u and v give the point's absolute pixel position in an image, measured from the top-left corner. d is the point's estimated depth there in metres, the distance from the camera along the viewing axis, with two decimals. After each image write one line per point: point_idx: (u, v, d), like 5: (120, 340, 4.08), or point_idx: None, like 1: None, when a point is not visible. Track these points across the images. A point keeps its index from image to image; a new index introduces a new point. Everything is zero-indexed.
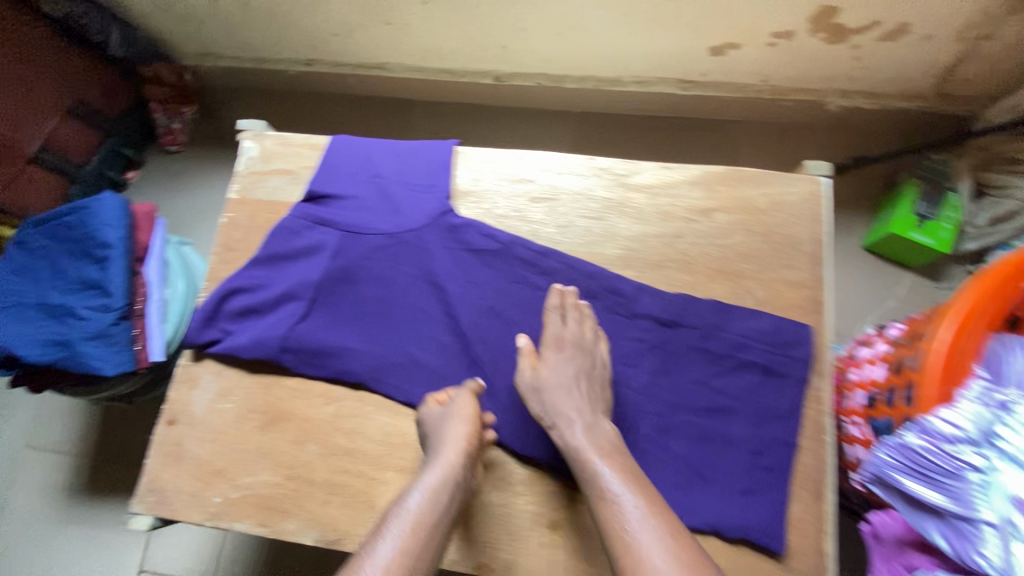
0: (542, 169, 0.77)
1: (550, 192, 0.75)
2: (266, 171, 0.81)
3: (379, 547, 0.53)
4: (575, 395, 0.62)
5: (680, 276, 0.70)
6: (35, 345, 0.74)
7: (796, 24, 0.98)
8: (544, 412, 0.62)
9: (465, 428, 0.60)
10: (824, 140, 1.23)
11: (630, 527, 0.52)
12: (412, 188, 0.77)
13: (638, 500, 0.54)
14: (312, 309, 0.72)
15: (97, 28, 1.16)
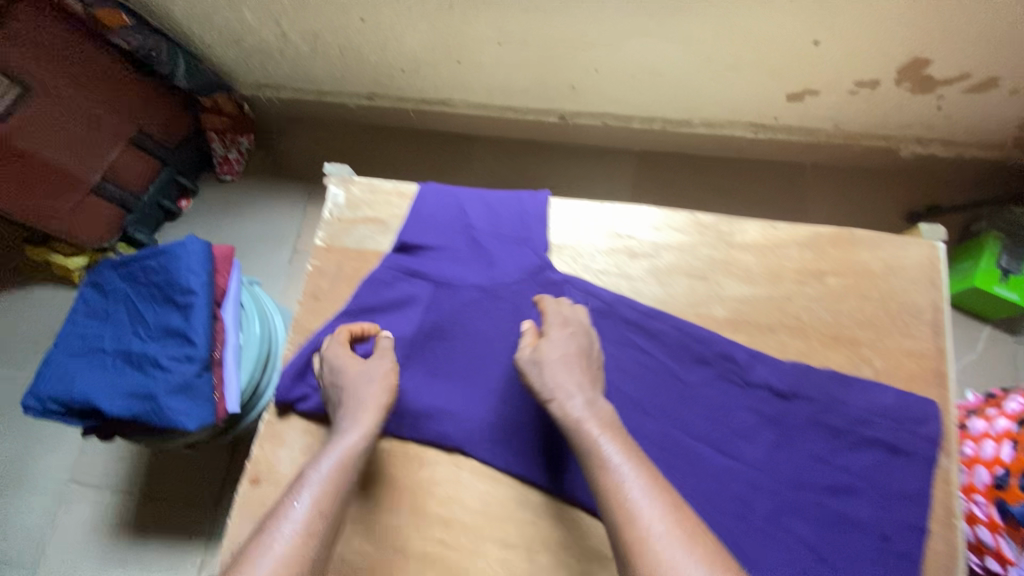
0: (639, 224, 0.74)
1: (650, 248, 0.72)
2: (355, 219, 0.79)
3: (300, 494, 0.56)
4: (575, 372, 0.61)
5: (793, 342, 0.67)
6: (117, 397, 0.71)
7: (883, 73, 0.96)
8: (544, 386, 0.61)
9: (383, 387, 0.64)
10: (894, 185, 1.20)
11: (632, 499, 0.52)
12: (505, 241, 0.75)
13: (640, 476, 0.54)
14: (404, 366, 0.70)
15: (165, 59, 1.13)
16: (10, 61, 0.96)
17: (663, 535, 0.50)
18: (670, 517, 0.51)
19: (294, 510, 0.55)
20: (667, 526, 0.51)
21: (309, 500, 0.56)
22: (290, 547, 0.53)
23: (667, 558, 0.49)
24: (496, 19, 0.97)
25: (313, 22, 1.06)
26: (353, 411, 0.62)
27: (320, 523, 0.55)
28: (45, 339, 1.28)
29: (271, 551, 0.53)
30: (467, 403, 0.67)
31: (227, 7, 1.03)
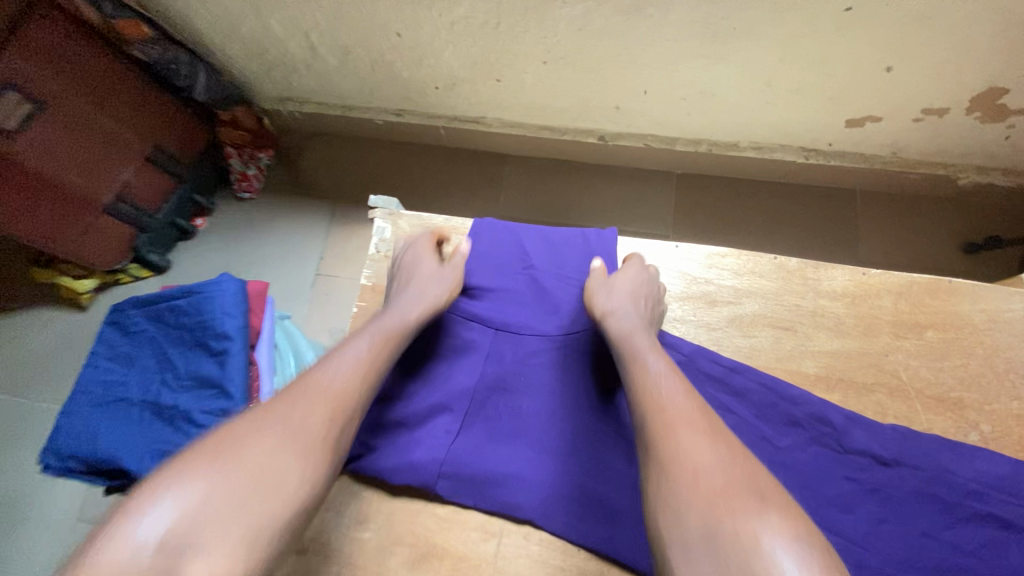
0: (717, 267, 0.69)
1: (733, 296, 0.67)
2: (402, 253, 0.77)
3: (360, 341, 0.59)
4: (640, 304, 0.63)
5: (893, 403, 0.62)
6: (145, 455, 0.66)
7: (953, 102, 0.91)
8: (603, 301, 0.63)
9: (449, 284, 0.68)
10: (946, 214, 1.16)
11: (656, 388, 0.53)
12: (570, 283, 0.71)
13: (671, 377, 0.54)
14: (465, 423, 0.63)
15: (185, 72, 1.06)
16: (26, 76, 0.89)
17: (682, 414, 0.50)
18: (692, 409, 0.51)
19: (352, 349, 0.58)
20: (688, 412, 0.51)
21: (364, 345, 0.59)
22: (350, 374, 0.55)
23: (682, 437, 0.48)
24: (546, 36, 0.90)
25: (345, 36, 0.98)
26: (416, 295, 0.65)
27: (376, 369, 0.57)
28: (51, 365, 1.20)
29: (327, 375, 0.54)
30: (538, 468, 0.60)
31: (254, 17, 0.96)
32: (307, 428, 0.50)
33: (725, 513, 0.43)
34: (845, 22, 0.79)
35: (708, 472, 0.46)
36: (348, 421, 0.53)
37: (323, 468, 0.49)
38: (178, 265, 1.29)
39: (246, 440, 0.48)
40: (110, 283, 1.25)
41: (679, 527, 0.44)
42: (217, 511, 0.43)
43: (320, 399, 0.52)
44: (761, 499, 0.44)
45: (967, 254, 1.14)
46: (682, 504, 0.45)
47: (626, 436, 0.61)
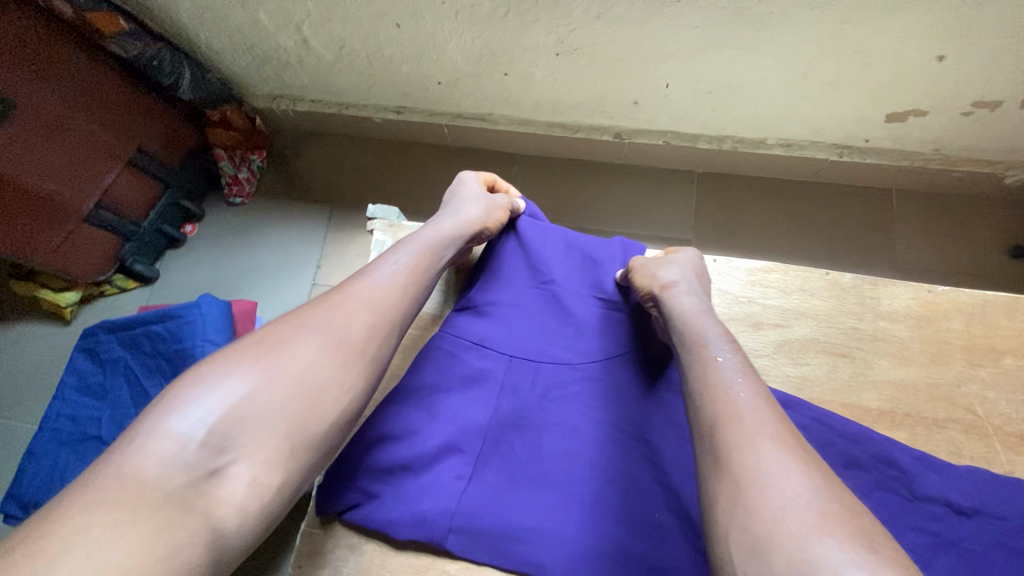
0: (765, 287, 0.66)
1: (782, 317, 0.64)
2: None
3: (404, 256, 0.57)
4: (693, 282, 0.60)
5: (968, 441, 0.56)
6: None
7: (1008, 94, 0.83)
8: (660, 277, 0.59)
9: (505, 208, 0.69)
10: (990, 216, 1.08)
11: (726, 386, 0.45)
12: (589, 299, 0.65)
13: (745, 377, 0.46)
14: (478, 466, 0.56)
15: (168, 69, 0.98)
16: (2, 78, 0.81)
17: (760, 420, 0.42)
18: (765, 410, 0.43)
19: (392, 260, 0.56)
20: (764, 417, 0.42)
21: (407, 261, 0.57)
22: (390, 285, 0.54)
23: (763, 454, 0.40)
24: (560, 25, 0.82)
25: (339, 28, 0.90)
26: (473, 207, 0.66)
27: (419, 288, 0.56)
28: (29, 383, 1.13)
29: (369, 284, 0.53)
30: (562, 519, 0.52)
31: (240, 9, 0.88)
32: (352, 338, 0.48)
33: (819, 557, 0.34)
34: (895, 5, 0.70)
35: (796, 500, 0.37)
36: (393, 336, 0.51)
37: (369, 380, 0.48)
38: (168, 275, 1.22)
39: (289, 343, 0.46)
40: (95, 295, 1.18)
41: (757, 564, 0.35)
42: (264, 413, 0.42)
43: (365, 312, 0.50)
44: (869, 543, 0.34)
45: (1015, 259, 1.06)
46: (762, 539, 0.36)
47: (664, 482, 0.53)
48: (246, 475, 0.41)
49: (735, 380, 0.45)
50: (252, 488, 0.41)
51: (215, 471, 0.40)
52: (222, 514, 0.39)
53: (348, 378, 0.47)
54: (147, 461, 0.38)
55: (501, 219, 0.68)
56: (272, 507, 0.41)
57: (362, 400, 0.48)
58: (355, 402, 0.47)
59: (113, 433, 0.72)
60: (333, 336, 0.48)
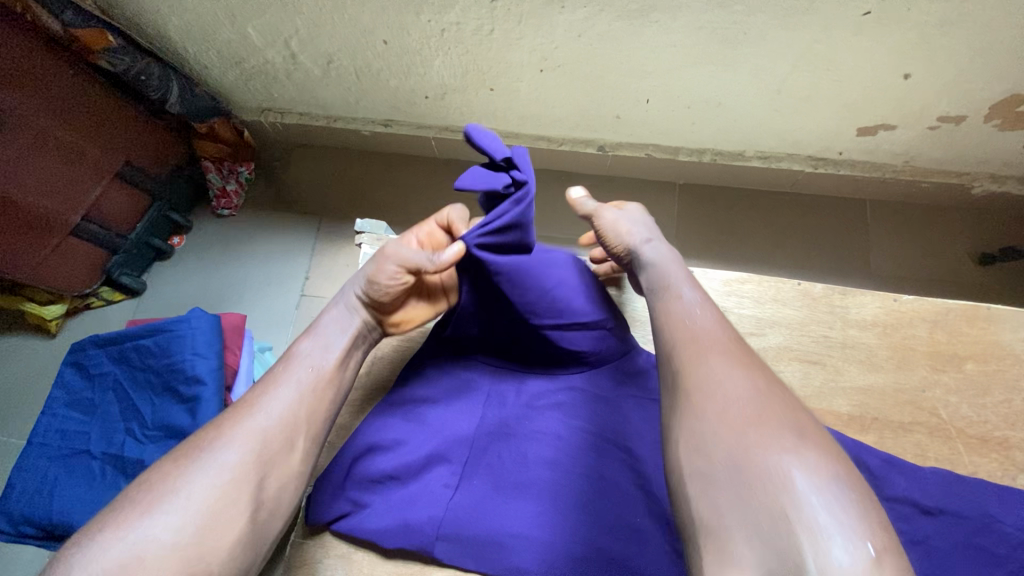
0: (740, 297, 0.69)
1: (757, 326, 0.67)
2: None
3: (312, 357, 0.55)
4: (652, 229, 0.63)
5: (933, 444, 0.59)
6: None
7: (971, 109, 0.87)
8: (636, 237, 0.61)
9: (395, 266, 0.58)
10: (959, 225, 1.12)
11: (686, 316, 0.48)
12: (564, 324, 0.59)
13: (704, 309, 0.49)
14: (464, 476, 0.57)
15: (156, 84, 0.98)
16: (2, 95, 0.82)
17: (711, 338, 0.45)
18: (722, 335, 0.46)
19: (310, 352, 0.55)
20: (717, 336, 0.46)
21: (313, 364, 0.54)
22: (306, 380, 0.53)
23: (714, 368, 0.42)
24: (543, 42, 0.84)
25: (328, 43, 0.92)
26: (364, 273, 0.60)
27: (327, 392, 0.53)
28: (12, 398, 1.12)
29: (285, 382, 0.52)
30: (545, 526, 0.53)
31: (229, 25, 0.89)
32: (247, 458, 0.46)
33: (755, 446, 0.37)
34: (862, 26, 0.74)
35: (739, 400, 0.40)
36: (297, 445, 0.49)
37: (265, 500, 0.46)
38: (155, 288, 1.23)
39: (181, 477, 0.44)
40: (81, 308, 1.18)
41: (701, 459, 0.38)
42: (150, 557, 0.39)
43: (263, 426, 0.48)
44: (799, 435, 0.37)
45: (983, 266, 1.10)
46: (706, 435, 0.39)
47: (644, 489, 0.55)
48: None
49: (695, 309, 0.49)
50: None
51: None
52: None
53: (242, 498, 0.44)
54: None
55: (392, 282, 0.58)
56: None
57: (262, 522, 0.45)
58: (249, 534, 0.44)
59: (102, 448, 0.72)
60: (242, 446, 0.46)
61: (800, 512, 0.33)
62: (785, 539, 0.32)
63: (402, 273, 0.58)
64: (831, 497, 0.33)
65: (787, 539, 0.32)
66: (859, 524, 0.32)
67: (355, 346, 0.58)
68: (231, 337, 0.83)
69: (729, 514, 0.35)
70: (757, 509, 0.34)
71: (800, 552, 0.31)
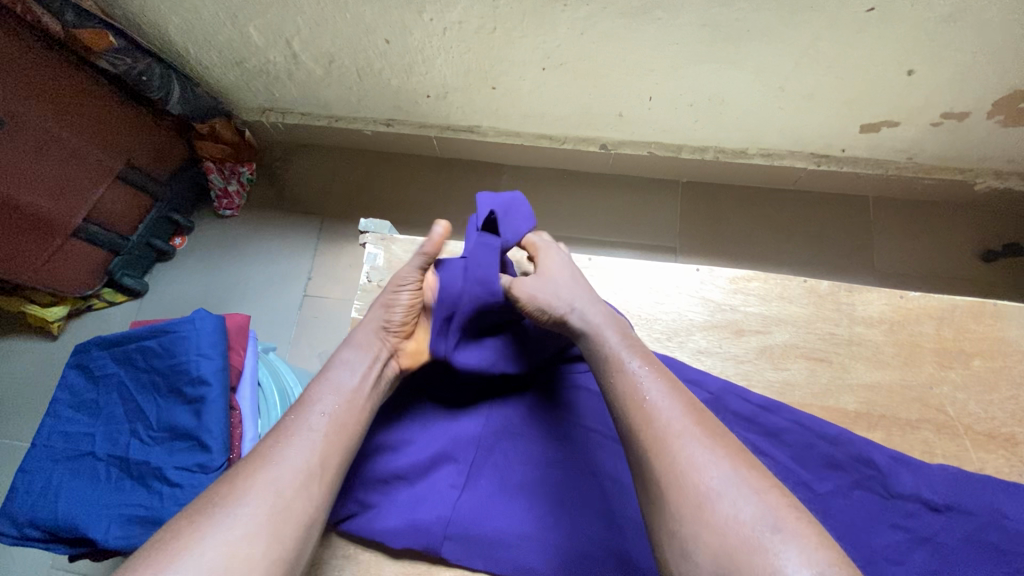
0: (746, 295, 0.69)
1: (762, 324, 0.67)
2: None
3: (325, 401, 0.51)
4: (580, 285, 0.58)
5: (940, 441, 0.59)
6: (111, 522, 0.67)
7: (974, 106, 0.87)
8: (555, 305, 0.55)
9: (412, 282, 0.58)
10: (962, 221, 1.12)
11: (645, 394, 0.45)
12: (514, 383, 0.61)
13: (657, 378, 0.47)
14: (473, 476, 0.57)
15: (157, 84, 0.98)
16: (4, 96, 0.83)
17: (672, 422, 0.43)
18: (685, 407, 0.44)
19: (324, 396, 0.52)
20: (680, 415, 0.44)
21: (328, 407, 0.51)
22: (323, 430, 0.50)
23: (687, 452, 0.41)
24: (545, 40, 0.84)
25: (329, 43, 0.92)
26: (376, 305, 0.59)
27: (344, 436, 0.50)
28: (15, 400, 1.12)
29: (298, 430, 0.49)
30: (554, 525, 0.53)
31: (230, 25, 0.89)
32: (265, 510, 0.44)
33: (741, 546, 0.37)
34: (865, 23, 0.74)
35: (717, 496, 0.39)
36: (313, 495, 0.47)
37: (285, 552, 0.44)
38: (157, 289, 1.22)
39: (195, 530, 0.42)
40: (83, 308, 1.18)
41: (688, 564, 0.38)
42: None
43: (276, 477, 0.46)
44: (778, 525, 0.37)
45: (985, 261, 1.10)
46: (690, 540, 0.38)
47: None
48: None
49: (646, 382, 0.47)
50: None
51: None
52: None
53: (257, 554, 0.42)
54: None
55: (410, 300, 0.58)
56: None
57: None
58: None
59: (107, 449, 0.72)
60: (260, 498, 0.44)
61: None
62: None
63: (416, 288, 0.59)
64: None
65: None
66: None
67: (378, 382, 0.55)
68: (235, 338, 0.83)
69: None
70: None
71: None
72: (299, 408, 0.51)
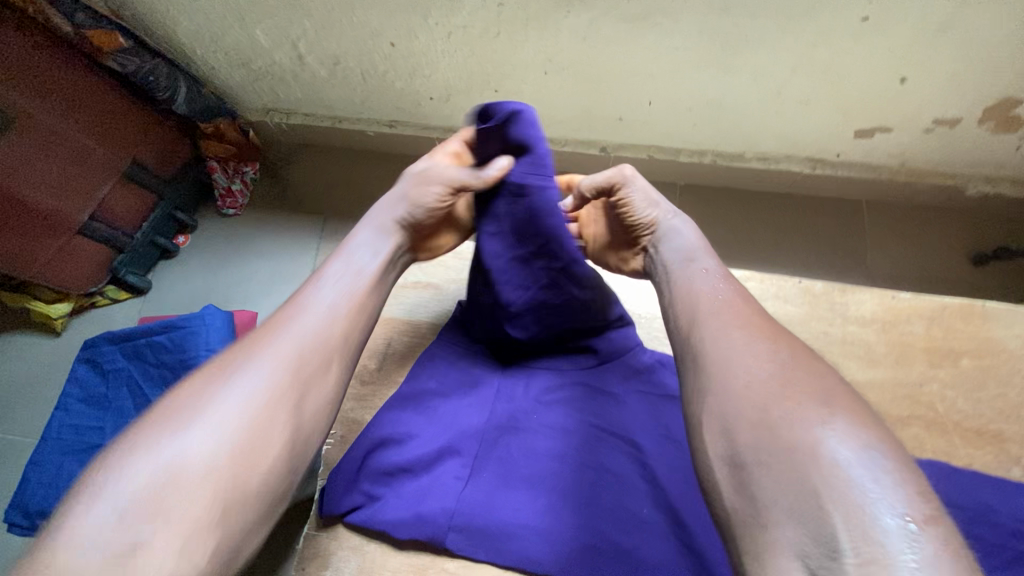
0: None
1: None
2: (404, 284, 0.78)
3: (337, 280, 0.53)
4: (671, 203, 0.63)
5: (930, 437, 0.61)
6: None
7: (966, 112, 0.89)
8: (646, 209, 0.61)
9: (442, 186, 0.60)
10: (954, 224, 1.14)
11: (700, 285, 0.50)
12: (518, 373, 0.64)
13: (716, 273, 0.52)
14: (475, 468, 0.58)
15: (165, 84, 0.99)
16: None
17: (731, 307, 0.46)
18: (740, 302, 0.47)
19: (335, 276, 0.53)
20: (735, 307, 0.46)
21: (342, 285, 0.53)
22: (337, 304, 0.51)
23: (724, 344, 0.43)
24: (548, 45, 0.86)
25: (335, 46, 0.93)
26: (404, 194, 0.61)
27: (361, 312, 0.52)
28: (17, 396, 1.12)
29: (310, 307, 0.50)
30: (554, 516, 0.55)
31: (238, 27, 0.91)
32: (286, 378, 0.45)
33: (781, 423, 0.36)
34: (859, 32, 0.76)
35: (755, 376, 0.39)
36: (332, 368, 0.48)
37: (302, 422, 0.45)
38: (160, 286, 1.23)
39: (216, 391, 0.43)
40: (87, 306, 1.19)
41: (724, 443, 0.38)
42: (187, 476, 0.39)
43: (295, 348, 0.47)
44: (827, 404, 0.36)
45: (978, 265, 1.12)
46: (728, 421, 0.38)
47: (652, 481, 0.56)
48: (174, 547, 0.37)
49: (697, 278, 0.51)
50: (181, 562, 0.37)
51: (135, 549, 0.36)
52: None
53: (278, 417, 0.44)
54: (67, 546, 0.36)
55: (434, 201, 0.61)
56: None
57: (300, 447, 0.45)
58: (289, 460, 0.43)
59: None
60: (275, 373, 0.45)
61: (830, 512, 0.31)
62: (820, 531, 0.31)
63: (446, 194, 0.61)
64: (856, 470, 0.32)
65: (824, 531, 0.31)
66: (903, 493, 0.31)
67: (390, 263, 0.58)
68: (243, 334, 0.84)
69: (763, 494, 0.34)
70: (790, 486, 0.33)
71: (834, 530, 0.31)
72: (309, 282, 0.53)
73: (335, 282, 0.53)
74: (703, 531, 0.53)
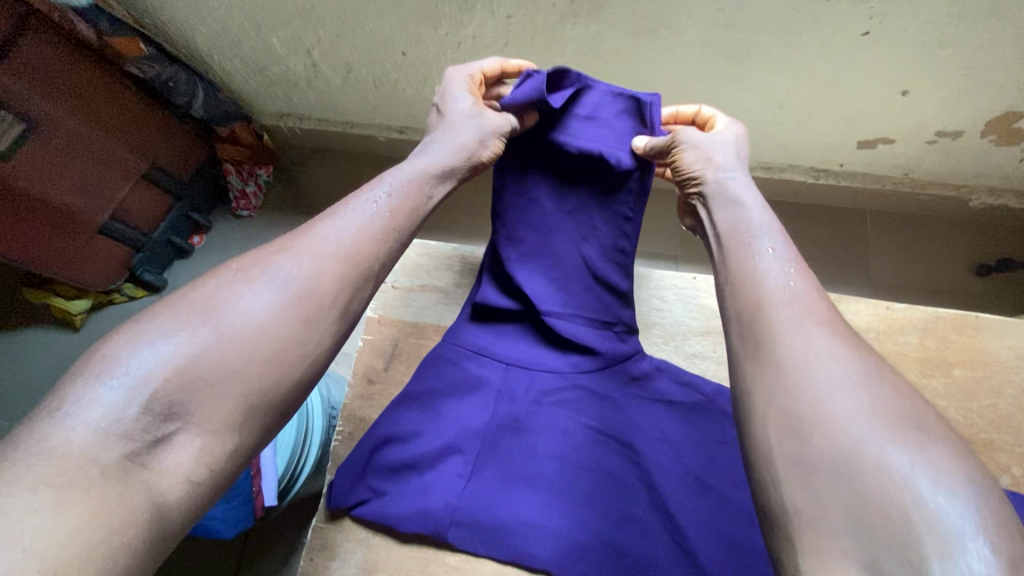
0: None
1: None
2: (413, 288, 0.80)
3: (374, 198, 0.51)
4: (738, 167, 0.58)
5: None
6: None
7: (969, 125, 0.90)
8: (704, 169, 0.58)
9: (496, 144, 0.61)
10: (958, 235, 1.15)
11: (769, 272, 0.45)
12: (520, 370, 0.65)
13: (788, 257, 0.46)
14: (478, 467, 0.60)
15: (184, 89, 1.03)
16: (17, 96, 0.85)
17: (801, 300, 0.42)
18: (812, 297, 0.43)
19: (364, 203, 0.51)
20: (808, 300, 0.42)
21: (376, 211, 0.50)
22: (365, 231, 0.49)
23: (800, 346, 0.39)
24: (556, 56, 0.88)
25: (348, 54, 0.96)
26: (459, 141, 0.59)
27: (388, 240, 0.50)
28: (36, 388, 1.16)
29: (337, 233, 0.48)
30: (557, 516, 0.57)
31: (254, 36, 0.94)
32: (312, 293, 0.44)
33: (866, 440, 0.33)
34: (861, 46, 0.77)
35: (839, 382, 0.36)
36: (360, 291, 0.47)
37: (329, 343, 0.44)
38: (175, 284, 1.27)
39: (239, 298, 0.42)
40: (104, 303, 1.22)
41: (794, 443, 0.35)
42: (215, 376, 0.39)
43: (323, 265, 0.45)
44: (923, 429, 0.33)
45: (980, 276, 1.13)
46: (804, 420, 0.35)
47: (650, 485, 0.58)
48: (190, 445, 0.37)
49: (765, 263, 0.46)
50: (199, 458, 0.37)
51: (157, 440, 0.36)
52: (167, 484, 0.36)
53: (310, 339, 0.43)
54: (80, 431, 0.34)
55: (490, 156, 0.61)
56: (222, 474, 0.39)
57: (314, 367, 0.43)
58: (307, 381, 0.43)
59: None
60: (298, 291, 0.44)
61: (923, 537, 0.29)
62: (905, 553, 0.29)
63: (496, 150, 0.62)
64: (945, 502, 0.30)
65: (910, 553, 0.29)
66: (997, 532, 0.29)
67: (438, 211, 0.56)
68: None
69: (831, 501, 0.32)
70: (869, 503, 0.31)
71: (921, 554, 0.29)
72: (347, 201, 0.51)
73: (374, 208, 0.50)
74: (697, 533, 0.55)
